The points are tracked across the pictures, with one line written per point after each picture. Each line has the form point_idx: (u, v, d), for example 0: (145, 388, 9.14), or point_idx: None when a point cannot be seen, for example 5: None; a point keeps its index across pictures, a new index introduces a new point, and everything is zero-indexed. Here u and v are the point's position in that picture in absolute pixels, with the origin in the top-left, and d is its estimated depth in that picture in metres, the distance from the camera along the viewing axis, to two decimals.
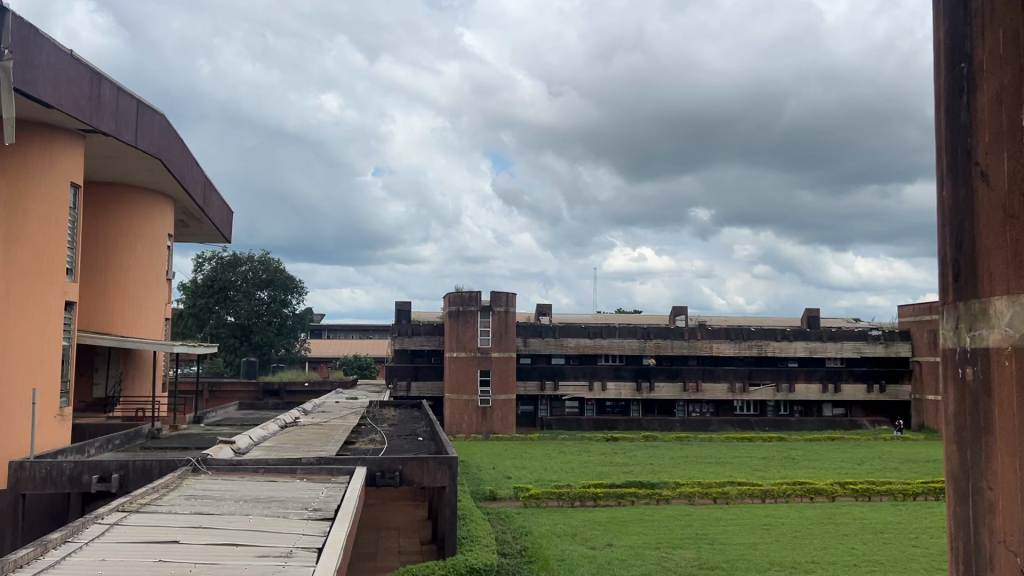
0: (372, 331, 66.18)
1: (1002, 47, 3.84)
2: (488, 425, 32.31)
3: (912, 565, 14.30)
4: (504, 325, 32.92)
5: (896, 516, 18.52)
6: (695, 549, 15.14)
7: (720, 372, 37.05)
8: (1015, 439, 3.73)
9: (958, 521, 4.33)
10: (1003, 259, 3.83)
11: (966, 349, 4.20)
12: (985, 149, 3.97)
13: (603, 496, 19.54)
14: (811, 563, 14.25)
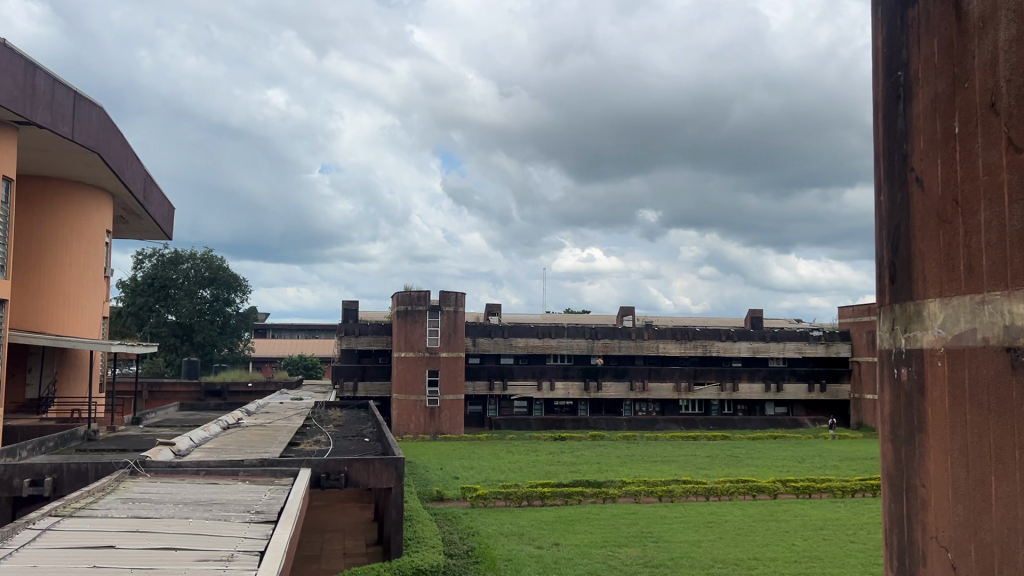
0: (319, 331, 65.39)
1: (936, 57, 3.95)
2: (436, 426, 32.18)
3: (850, 560, 14.63)
4: (453, 325, 32.80)
5: (837, 512, 18.94)
6: (641, 547, 15.29)
7: (666, 371, 37.46)
8: (947, 437, 3.83)
9: (892, 517, 4.44)
10: (936, 262, 3.94)
11: (901, 350, 4.32)
12: (920, 155, 4.08)
13: (551, 495, 19.61)
14: (753, 560, 14.49)
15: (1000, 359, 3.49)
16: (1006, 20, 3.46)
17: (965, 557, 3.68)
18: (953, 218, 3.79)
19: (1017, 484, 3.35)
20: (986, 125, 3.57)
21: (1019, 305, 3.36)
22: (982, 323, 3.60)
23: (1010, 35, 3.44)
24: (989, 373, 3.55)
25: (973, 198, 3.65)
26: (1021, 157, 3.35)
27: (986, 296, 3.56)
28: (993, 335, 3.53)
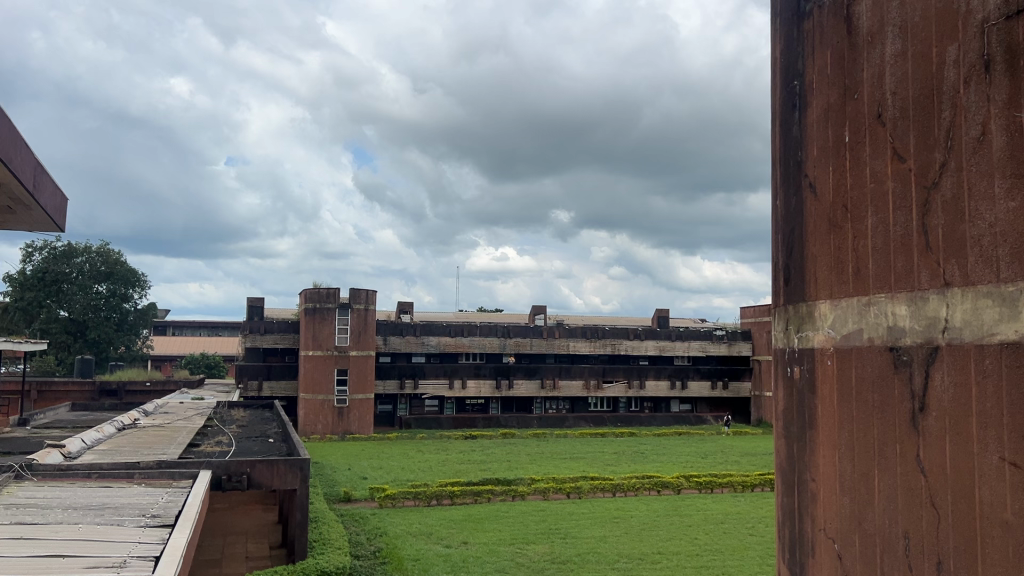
0: (222, 328, 63.55)
1: (829, 67, 4.12)
2: (344, 425, 31.72)
3: (749, 553, 15.14)
4: (364, 322, 32.36)
5: (737, 506, 19.58)
6: (549, 544, 15.46)
7: (576, 369, 37.93)
8: (835, 432, 4.00)
9: (785, 510, 4.61)
10: (827, 266, 4.11)
11: (794, 349, 4.49)
12: (814, 162, 4.24)
13: (460, 493, 19.58)
14: (657, 554, 14.83)
15: (883, 358, 3.67)
16: (893, 34, 3.64)
17: (849, 547, 3.86)
18: (842, 223, 3.96)
19: (898, 477, 3.53)
20: (873, 134, 3.74)
21: (901, 307, 3.54)
22: (869, 323, 3.77)
23: (896, 49, 3.61)
24: (873, 372, 3.72)
25: (860, 205, 3.82)
26: (904, 167, 3.53)
27: (872, 297, 3.73)
28: (878, 336, 3.70)
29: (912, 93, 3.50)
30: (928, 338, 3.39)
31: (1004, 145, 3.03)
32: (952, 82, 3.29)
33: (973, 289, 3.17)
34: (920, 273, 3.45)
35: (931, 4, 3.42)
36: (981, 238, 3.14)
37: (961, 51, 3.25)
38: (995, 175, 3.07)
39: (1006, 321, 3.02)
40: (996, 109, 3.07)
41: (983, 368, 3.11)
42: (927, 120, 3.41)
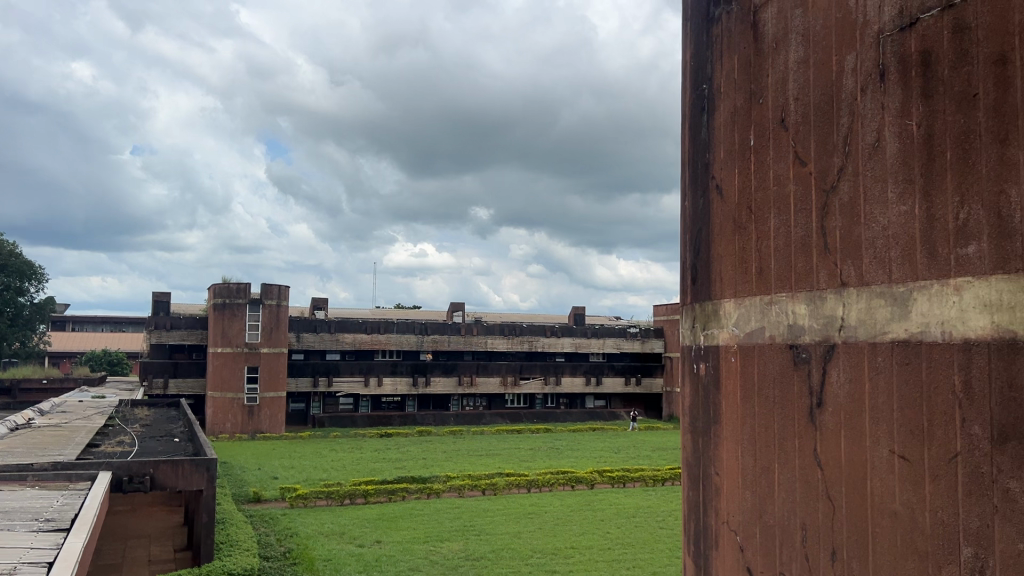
0: (126, 324, 61.11)
1: (737, 71, 4.22)
2: (254, 424, 30.99)
3: (659, 545, 15.46)
4: (275, 319, 31.61)
5: (648, 500, 19.98)
6: (463, 540, 15.44)
7: (493, 366, 37.97)
8: (738, 428, 4.11)
9: (690, 503, 4.73)
10: (732, 265, 4.22)
11: (700, 346, 4.61)
12: (721, 164, 4.34)
13: (374, 492, 19.34)
14: (570, 548, 14.99)
15: (784, 356, 3.80)
16: (796, 42, 3.76)
17: (751, 539, 3.97)
18: (746, 223, 4.07)
19: (796, 471, 3.66)
20: (776, 139, 3.86)
21: (801, 306, 3.67)
22: (770, 322, 3.89)
23: (798, 57, 3.74)
24: (775, 369, 3.84)
25: (764, 207, 3.94)
26: (805, 171, 3.65)
27: (774, 296, 3.85)
28: (779, 333, 3.83)
29: (812, 99, 3.63)
30: (826, 335, 3.52)
31: (896, 151, 3.16)
32: (851, 90, 3.41)
33: (867, 289, 3.30)
34: (819, 273, 3.57)
35: (831, 14, 3.55)
36: (875, 241, 3.26)
37: (859, 60, 3.38)
38: (887, 180, 3.20)
39: (897, 320, 3.16)
40: (890, 117, 3.20)
41: (875, 364, 3.24)
42: (827, 126, 3.53)
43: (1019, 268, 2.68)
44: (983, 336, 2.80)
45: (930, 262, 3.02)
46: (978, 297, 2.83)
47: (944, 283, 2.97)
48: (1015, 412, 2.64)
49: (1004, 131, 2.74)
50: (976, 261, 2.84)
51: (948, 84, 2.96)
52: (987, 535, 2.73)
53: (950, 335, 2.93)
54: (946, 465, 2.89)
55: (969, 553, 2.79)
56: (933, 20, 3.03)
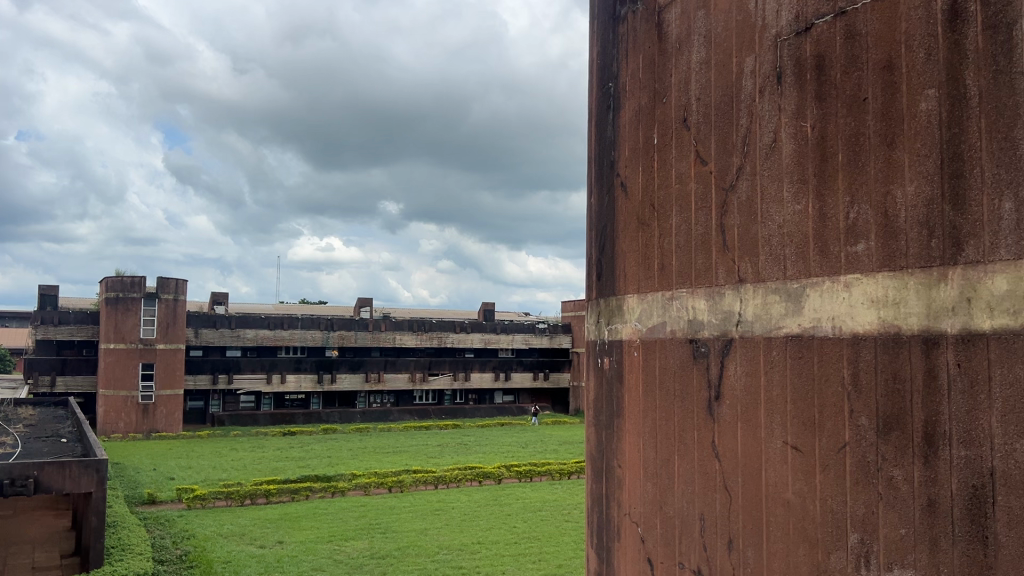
0: (9, 319, 57.90)
1: (641, 71, 4.29)
2: (150, 424, 29.85)
3: (564, 538, 15.65)
4: (172, 313, 30.44)
5: (554, 494, 20.23)
6: (368, 539, 15.24)
7: (401, 363, 37.72)
8: (640, 421, 4.18)
9: (593, 496, 4.78)
10: (635, 260, 4.28)
11: (604, 341, 4.67)
12: (625, 162, 4.40)
13: (276, 491, 18.88)
14: (477, 544, 15.03)
15: (684, 350, 3.88)
16: (699, 43, 3.83)
17: (652, 529, 4.05)
18: (649, 220, 4.14)
19: (695, 462, 3.74)
20: (678, 138, 3.93)
21: (700, 301, 3.76)
22: (671, 316, 3.96)
23: (701, 57, 3.81)
24: (674, 362, 3.93)
25: (666, 205, 4.01)
26: (706, 170, 3.74)
27: (675, 292, 3.93)
28: (680, 328, 3.91)
29: (714, 99, 3.71)
30: (724, 331, 3.62)
31: (792, 151, 3.27)
32: (750, 91, 3.50)
33: (763, 285, 3.40)
34: (717, 271, 3.66)
35: (732, 16, 3.64)
36: (770, 238, 3.37)
37: (757, 62, 3.47)
38: (783, 181, 3.30)
39: (792, 315, 3.26)
40: (786, 118, 3.30)
41: (769, 358, 3.35)
42: (727, 127, 3.62)
43: (904, 266, 2.80)
44: (870, 330, 2.92)
45: (822, 259, 3.13)
46: (866, 294, 2.95)
47: (834, 280, 3.08)
48: (898, 403, 2.76)
49: (890, 135, 2.85)
50: (864, 258, 2.96)
51: (841, 87, 3.06)
52: (871, 521, 2.85)
53: (840, 330, 3.04)
54: (834, 455, 3.00)
55: (855, 539, 2.91)
56: (825, 26, 3.14)
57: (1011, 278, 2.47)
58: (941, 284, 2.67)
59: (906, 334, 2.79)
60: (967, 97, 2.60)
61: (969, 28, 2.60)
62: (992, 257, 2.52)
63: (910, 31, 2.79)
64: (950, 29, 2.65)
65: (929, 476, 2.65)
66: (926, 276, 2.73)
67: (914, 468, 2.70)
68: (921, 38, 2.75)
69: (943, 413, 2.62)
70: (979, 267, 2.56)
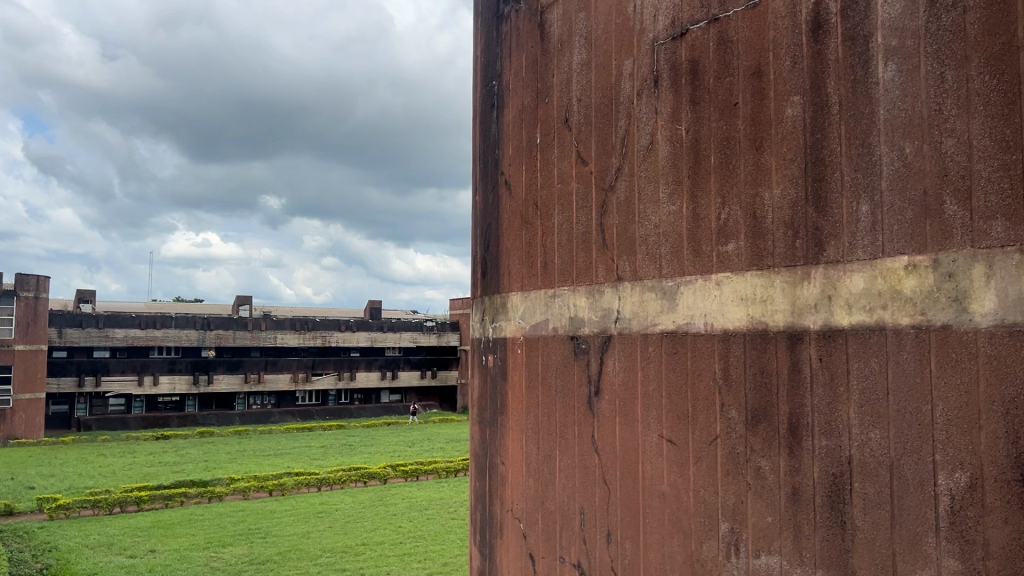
0: None
1: (523, 71, 4.32)
2: (7, 430, 27.88)
3: (450, 536, 15.63)
4: (32, 312, 28.61)
5: (441, 492, 20.20)
6: (247, 544, 14.77)
7: (282, 363, 36.70)
8: (523, 418, 4.21)
9: (476, 494, 4.79)
10: (519, 259, 4.31)
11: (489, 339, 4.67)
12: (509, 161, 4.42)
13: (148, 499, 17.98)
14: (361, 545, 14.81)
15: (565, 347, 3.93)
16: (579, 45, 3.89)
17: (533, 524, 4.08)
18: (533, 219, 4.18)
19: (575, 457, 3.80)
20: (560, 138, 3.98)
21: (581, 299, 3.82)
22: (553, 314, 4.00)
23: (581, 59, 3.87)
24: (557, 358, 3.97)
25: (548, 203, 4.05)
26: (587, 170, 3.79)
27: (556, 290, 3.97)
28: (561, 326, 3.96)
29: (594, 100, 3.77)
30: (604, 328, 3.68)
31: (667, 153, 3.36)
32: (628, 94, 3.57)
33: (640, 283, 3.49)
34: (597, 268, 3.73)
35: (611, 20, 3.70)
36: (647, 238, 3.45)
37: (635, 65, 3.55)
38: (660, 181, 3.38)
39: (666, 312, 3.35)
40: (662, 122, 3.39)
41: (647, 354, 3.43)
42: (606, 128, 3.69)
43: (771, 265, 2.92)
44: (740, 327, 3.03)
45: (695, 258, 3.23)
46: (735, 291, 3.06)
47: (706, 278, 3.18)
48: (765, 396, 2.88)
49: (758, 138, 2.97)
50: (734, 258, 3.07)
51: (713, 93, 3.17)
52: (740, 510, 2.97)
53: (711, 326, 3.15)
54: (706, 447, 3.10)
55: (726, 528, 3.02)
56: (699, 32, 3.24)
57: (867, 276, 2.61)
58: (805, 283, 2.80)
59: (772, 331, 2.91)
60: (829, 104, 2.73)
61: (831, 39, 2.73)
62: (851, 257, 2.66)
63: (778, 39, 2.91)
64: (814, 39, 2.78)
65: (793, 465, 2.78)
66: (791, 275, 2.86)
67: (780, 458, 2.83)
68: (787, 46, 2.88)
69: (806, 406, 2.75)
70: (839, 266, 2.70)
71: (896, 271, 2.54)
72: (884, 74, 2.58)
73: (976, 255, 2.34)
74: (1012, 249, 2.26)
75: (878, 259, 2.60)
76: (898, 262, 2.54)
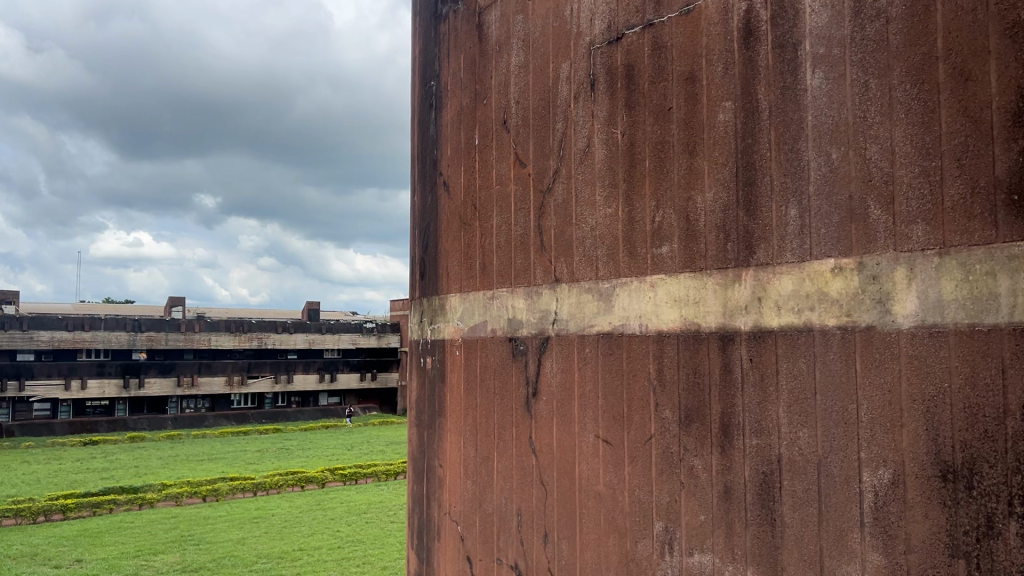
0: None
1: (462, 71, 4.31)
2: None
3: (389, 540, 15.50)
4: None
5: (380, 495, 20.02)
6: (179, 552, 14.41)
7: (217, 365, 35.58)
8: (462, 420, 4.20)
9: (414, 497, 4.75)
10: (457, 261, 4.29)
11: (427, 341, 4.64)
12: (448, 162, 4.40)
13: (75, 506, 17.42)
14: (297, 551, 14.58)
15: (504, 349, 3.93)
16: (517, 47, 3.90)
17: (472, 527, 4.07)
18: (471, 220, 4.17)
19: (512, 459, 3.81)
20: (498, 139, 3.98)
21: (520, 301, 3.83)
22: (492, 315, 4.00)
23: (519, 60, 3.88)
24: (495, 360, 3.97)
25: (486, 205, 4.05)
26: (525, 172, 3.80)
27: (495, 291, 3.97)
28: (500, 327, 3.96)
29: (532, 102, 3.78)
30: (541, 329, 3.69)
31: (603, 156, 3.39)
32: (565, 97, 3.59)
33: (577, 285, 3.51)
34: (535, 270, 3.74)
35: (549, 22, 3.72)
36: (584, 240, 3.47)
37: (573, 68, 3.57)
38: (596, 184, 3.41)
39: (603, 313, 3.38)
40: (598, 125, 3.42)
41: (583, 355, 3.45)
42: (543, 132, 3.70)
43: (703, 267, 2.97)
44: (674, 329, 3.07)
45: (630, 261, 3.26)
46: (669, 293, 3.10)
47: (641, 280, 3.22)
48: (698, 396, 2.93)
49: (691, 143, 3.02)
50: (668, 260, 3.11)
51: (648, 97, 3.21)
52: (674, 509, 3.01)
53: (647, 327, 3.18)
54: (641, 447, 3.14)
55: (660, 527, 3.06)
56: (635, 37, 3.28)
57: (795, 278, 2.68)
58: (736, 284, 2.85)
59: (704, 332, 2.96)
60: (759, 109, 2.79)
61: (762, 45, 2.79)
62: (780, 259, 2.72)
63: (710, 46, 2.96)
64: (745, 46, 2.84)
65: (724, 464, 2.84)
66: (723, 277, 2.91)
67: (712, 457, 2.88)
68: (719, 53, 2.93)
69: (737, 406, 2.80)
70: (768, 269, 2.76)
71: (823, 273, 2.61)
72: (812, 81, 2.64)
73: (899, 258, 2.41)
74: (931, 252, 2.34)
75: (805, 262, 2.66)
76: (825, 264, 2.61)
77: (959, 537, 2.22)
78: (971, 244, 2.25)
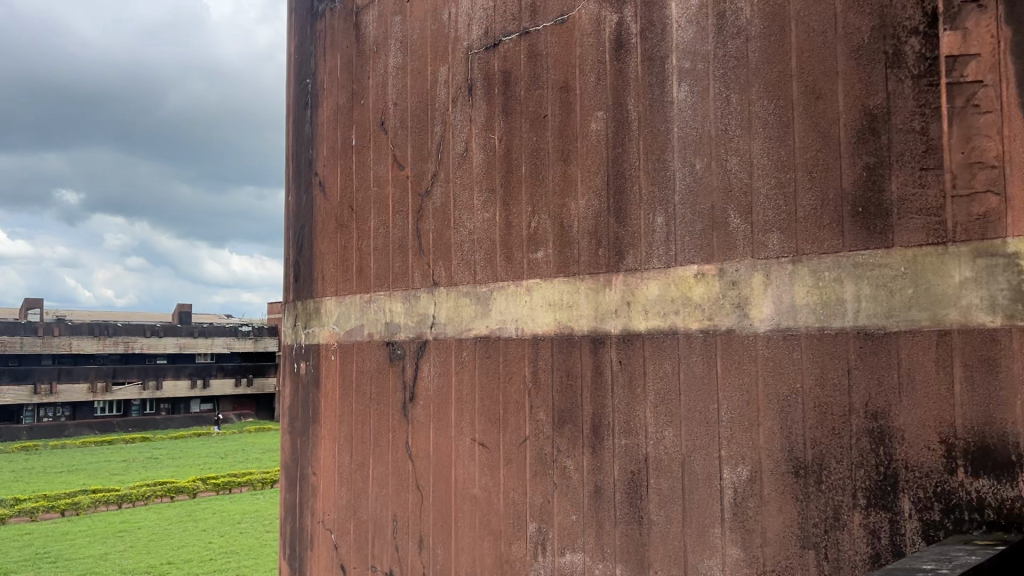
0: None
1: (339, 70, 4.23)
2: None
3: (264, 549, 15.05)
4: None
5: (255, 504, 19.39)
6: (34, 571, 13.50)
7: (78, 371, 33.59)
8: (337, 426, 4.12)
9: (287, 504, 4.63)
10: (334, 263, 4.22)
11: (301, 345, 4.54)
12: (323, 162, 4.32)
13: None
14: (166, 565, 13.94)
15: (381, 353, 3.88)
16: (395, 49, 3.87)
17: (346, 535, 4.00)
18: (348, 222, 4.11)
19: (388, 464, 3.77)
20: (376, 141, 3.94)
21: (397, 304, 3.80)
22: (368, 319, 3.95)
23: (397, 62, 3.85)
24: (371, 364, 3.92)
25: (364, 206, 4.00)
26: (403, 174, 3.77)
27: (372, 295, 3.93)
28: (377, 331, 3.91)
29: (410, 105, 3.76)
30: (419, 333, 3.67)
31: (481, 161, 3.41)
32: (444, 101, 3.59)
33: (455, 289, 3.51)
34: (413, 274, 3.72)
35: (427, 25, 3.70)
36: (461, 243, 3.48)
37: (450, 73, 3.58)
38: (473, 189, 3.42)
39: (480, 318, 3.39)
40: (476, 130, 3.44)
41: (460, 359, 3.45)
42: (421, 135, 3.69)
43: (576, 272, 3.04)
44: (548, 332, 3.12)
45: (507, 265, 3.29)
46: (544, 297, 3.15)
47: (517, 284, 3.25)
48: (571, 397, 2.99)
49: (566, 150, 3.08)
50: (543, 265, 3.16)
51: (524, 104, 3.25)
52: (547, 509, 3.05)
53: (522, 331, 3.22)
54: (516, 449, 3.18)
55: (533, 528, 3.10)
56: (512, 43, 3.32)
57: (662, 283, 2.77)
58: (606, 289, 2.93)
59: (577, 335, 3.02)
60: (628, 120, 2.87)
61: (631, 58, 2.88)
62: (647, 264, 2.81)
63: (584, 56, 3.04)
64: (616, 57, 2.93)
65: (595, 464, 2.90)
66: (594, 282, 2.98)
67: (584, 457, 2.94)
68: (592, 63, 3.01)
69: (607, 406, 2.88)
70: (637, 274, 2.85)
71: (687, 278, 2.71)
72: (678, 94, 2.74)
73: (756, 265, 2.54)
74: (785, 259, 2.47)
75: (671, 268, 2.75)
76: (688, 270, 2.71)
77: (810, 528, 2.36)
78: (822, 253, 2.39)
